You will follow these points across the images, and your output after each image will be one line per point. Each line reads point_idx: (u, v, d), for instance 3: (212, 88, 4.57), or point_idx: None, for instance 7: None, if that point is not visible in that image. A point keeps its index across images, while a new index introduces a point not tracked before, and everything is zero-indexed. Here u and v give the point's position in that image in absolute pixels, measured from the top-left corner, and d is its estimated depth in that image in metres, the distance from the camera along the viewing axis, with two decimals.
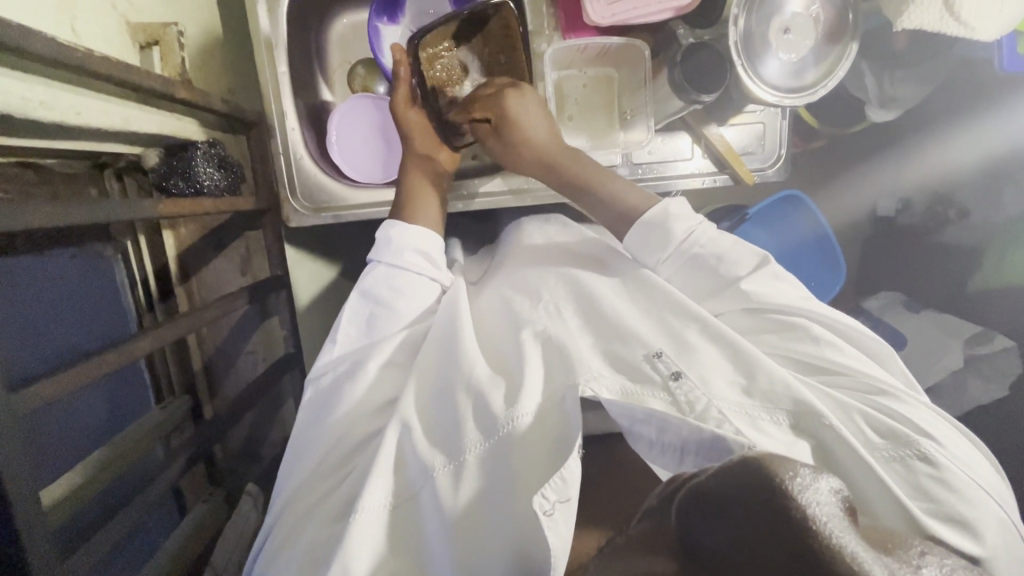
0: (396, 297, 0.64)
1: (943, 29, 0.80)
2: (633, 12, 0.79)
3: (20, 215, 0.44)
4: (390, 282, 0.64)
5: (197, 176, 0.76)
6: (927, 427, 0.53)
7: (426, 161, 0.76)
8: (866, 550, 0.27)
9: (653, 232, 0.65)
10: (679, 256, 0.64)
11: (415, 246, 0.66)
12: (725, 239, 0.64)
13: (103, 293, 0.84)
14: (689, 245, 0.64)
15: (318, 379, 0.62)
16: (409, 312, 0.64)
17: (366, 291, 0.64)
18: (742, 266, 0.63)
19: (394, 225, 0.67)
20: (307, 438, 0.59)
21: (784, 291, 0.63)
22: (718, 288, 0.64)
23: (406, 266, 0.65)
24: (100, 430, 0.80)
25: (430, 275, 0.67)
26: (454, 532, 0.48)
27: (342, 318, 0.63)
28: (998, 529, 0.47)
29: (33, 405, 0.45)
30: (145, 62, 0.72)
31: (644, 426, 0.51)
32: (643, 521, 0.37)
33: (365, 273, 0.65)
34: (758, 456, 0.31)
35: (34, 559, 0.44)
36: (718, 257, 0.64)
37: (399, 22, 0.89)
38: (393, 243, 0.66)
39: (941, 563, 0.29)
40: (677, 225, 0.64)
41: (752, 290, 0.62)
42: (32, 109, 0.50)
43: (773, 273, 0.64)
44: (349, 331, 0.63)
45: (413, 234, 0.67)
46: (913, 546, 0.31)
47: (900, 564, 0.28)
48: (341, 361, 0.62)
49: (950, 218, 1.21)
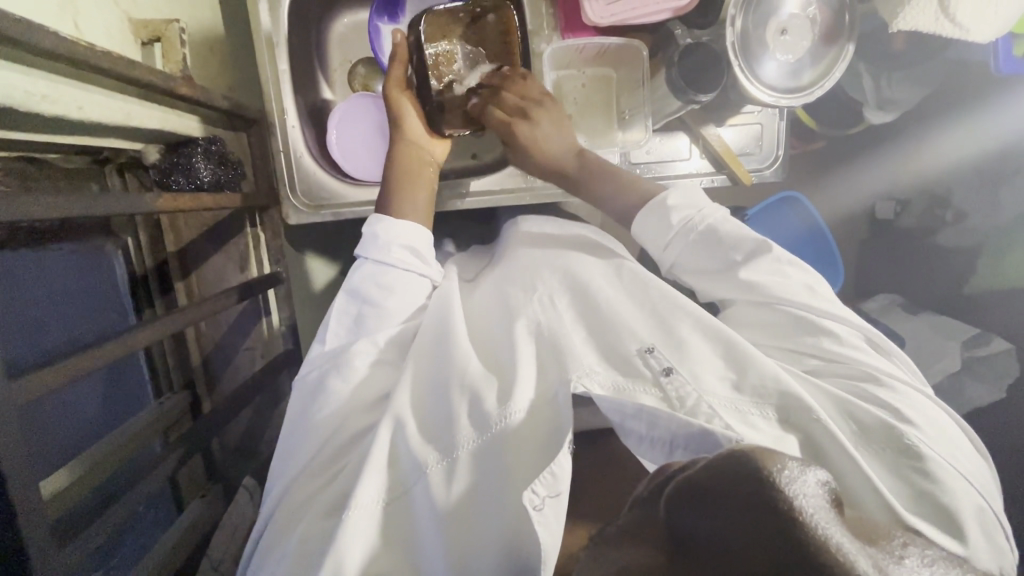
0: (385, 293, 0.64)
1: (938, 30, 0.81)
2: (632, 12, 0.80)
3: (22, 205, 0.44)
4: (379, 279, 0.64)
5: (197, 172, 0.77)
6: (917, 420, 0.53)
7: (417, 151, 0.75)
8: (851, 541, 0.27)
9: (652, 220, 0.67)
10: (685, 240, 0.66)
11: (403, 242, 0.66)
12: (726, 223, 0.65)
13: (103, 288, 0.85)
14: (689, 230, 0.65)
15: (308, 375, 0.62)
16: (398, 308, 0.65)
17: (353, 289, 0.64)
18: (740, 250, 0.64)
19: (379, 221, 0.67)
20: (299, 435, 0.59)
21: (790, 277, 0.63)
22: (719, 274, 0.65)
23: (394, 262, 0.65)
24: (99, 424, 0.81)
25: (419, 271, 0.67)
26: (447, 527, 0.48)
27: (331, 315, 0.64)
28: (981, 522, 0.47)
29: (31, 393, 0.45)
30: (148, 58, 0.73)
31: (633, 422, 0.51)
32: (632, 512, 0.37)
33: (353, 271, 0.65)
34: (746, 449, 0.31)
35: (31, 546, 0.44)
36: (721, 242, 0.64)
37: (400, 21, 0.89)
38: (380, 239, 0.65)
39: (923, 554, 0.29)
40: (676, 213, 0.66)
41: (752, 279, 0.62)
42: (34, 102, 0.51)
43: (776, 258, 0.64)
44: (338, 329, 0.64)
45: (400, 230, 0.66)
46: (896, 537, 0.31)
47: (885, 554, 0.28)
48: (329, 358, 0.62)
49: (946, 221, 1.21)
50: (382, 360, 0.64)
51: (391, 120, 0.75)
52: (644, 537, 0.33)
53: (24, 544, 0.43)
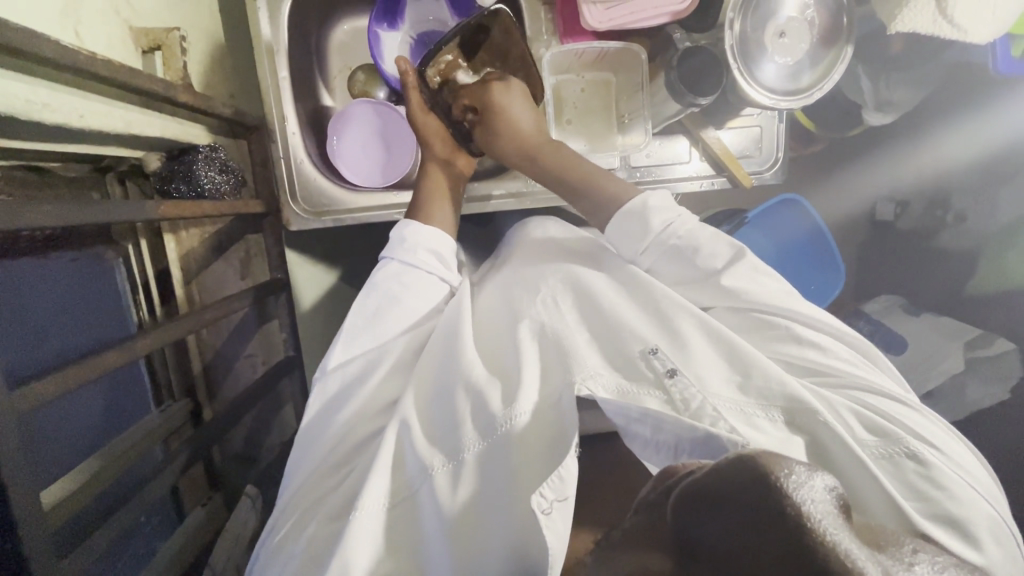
0: (405, 292, 0.64)
1: (936, 32, 0.81)
2: (628, 17, 0.80)
3: (17, 213, 0.44)
4: (400, 279, 0.65)
5: (198, 179, 0.77)
6: (920, 428, 0.53)
7: (444, 166, 0.79)
8: (859, 547, 0.27)
9: (631, 223, 0.66)
10: (657, 247, 0.65)
11: (427, 246, 0.67)
12: (703, 230, 0.65)
13: (103, 297, 0.84)
14: (668, 236, 0.64)
15: (324, 379, 0.61)
16: (417, 307, 0.65)
17: (375, 286, 0.64)
18: (719, 257, 0.63)
19: (407, 226, 0.68)
20: (310, 440, 0.60)
21: (766, 285, 0.63)
22: (699, 280, 0.64)
23: (418, 264, 0.66)
24: (100, 433, 0.80)
25: (440, 275, 0.68)
26: (451, 532, 0.48)
27: (349, 314, 0.63)
28: (990, 532, 0.47)
29: (34, 402, 0.45)
30: (149, 67, 0.73)
31: (639, 425, 0.51)
32: (638, 512, 0.37)
33: (377, 269, 0.66)
34: (753, 454, 0.31)
35: (32, 556, 0.43)
36: (694, 249, 0.64)
37: (399, 28, 0.90)
38: (406, 242, 0.66)
39: (933, 560, 0.30)
40: (655, 218, 0.65)
41: (734, 286, 0.61)
42: (37, 110, 0.51)
43: (751, 266, 0.63)
44: (355, 326, 0.63)
45: (424, 234, 0.67)
46: (904, 543, 0.31)
47: (892, 561, 0.28)
48: (351, 360, 0.62)
49: (946, 222, 1.23)
50: (397, 361, 0.63)
51: (420, 139, 0.80)
52: (654, 542, 0.33)
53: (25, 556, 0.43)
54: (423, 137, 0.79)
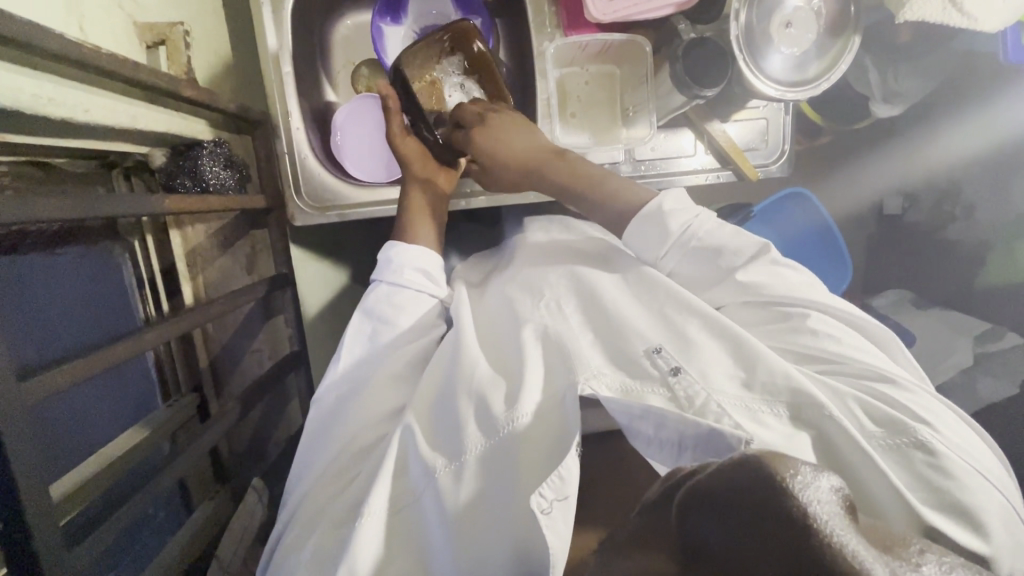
0: (398, 314, 0.64)
1: (946, 19, 0.81)
2: (634, 8, 0.79)
3: (23, 206, 0.44)
4: (391, 300, 0.65)
5: (204, 174, 0.78)
6: (928, 416, 0.52)
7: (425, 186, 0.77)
8: (867, 549, 0.27)
9: (651, 226, 0.65)
10: (680, 249, 0.65)
11: (415, 264, 0.67)
12: (725, 229, 0.65)
13: (110, 291, 0.85)
14: (688, 238, 0.64)
15: (324, 398, 0.62)
16: (412, 328, 0.65)
17: (368, 309, 0.65)
18: (741, 255, 0.64)
19: (394, 246, 0.68)
20: (319, 448, 0.60)
21: (788, 278, 0.64)
22: (716, 279, 0.65)
23: (407, 285, 0.66)
24: (110, 427, 0.81)
25: (430, 291, 0.67)
26: (456, 533, 0.49)
27: (345, 337, 0.64)
28: (1001, 519, 0.47)
29: (43, 394, 0.45)
30: (152, 61, 0.73)
31: (642, 423, 0.50)
32: (642, 515, 0.37)
33: (367, 293, 0.66)
34: (758, 455, 0.31)
35: (43, 548, 0.43)
36: (718, 249, 0.64)
37: (403, 23, 0.89)
38: (393, 262, 0.66)
39: (941, 560, 0.29)
40: (674, 220, 0.65)
41: (749, 280, 0.62)
42: (42, 106, 0.51)
43: (773, 260, 0.64)
44: (355, 350, 0.64)
45: (412, 253, 0.67)
46: (912, 543, 0.31)
47: (901, 563, 0.28)
48: (350, 376, 0.63)
49: (955, 216, 1.22)
50: (400, 365, 0.63)
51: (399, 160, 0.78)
52: (654, 545, 0.33)
53: (35, 547, 0.43)
54: (402, 158, 0.77)
